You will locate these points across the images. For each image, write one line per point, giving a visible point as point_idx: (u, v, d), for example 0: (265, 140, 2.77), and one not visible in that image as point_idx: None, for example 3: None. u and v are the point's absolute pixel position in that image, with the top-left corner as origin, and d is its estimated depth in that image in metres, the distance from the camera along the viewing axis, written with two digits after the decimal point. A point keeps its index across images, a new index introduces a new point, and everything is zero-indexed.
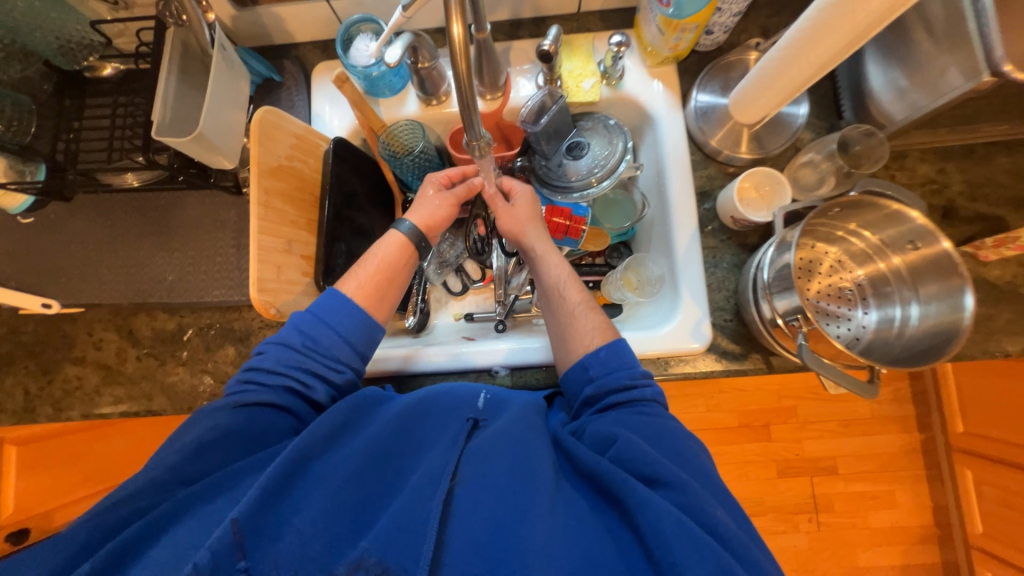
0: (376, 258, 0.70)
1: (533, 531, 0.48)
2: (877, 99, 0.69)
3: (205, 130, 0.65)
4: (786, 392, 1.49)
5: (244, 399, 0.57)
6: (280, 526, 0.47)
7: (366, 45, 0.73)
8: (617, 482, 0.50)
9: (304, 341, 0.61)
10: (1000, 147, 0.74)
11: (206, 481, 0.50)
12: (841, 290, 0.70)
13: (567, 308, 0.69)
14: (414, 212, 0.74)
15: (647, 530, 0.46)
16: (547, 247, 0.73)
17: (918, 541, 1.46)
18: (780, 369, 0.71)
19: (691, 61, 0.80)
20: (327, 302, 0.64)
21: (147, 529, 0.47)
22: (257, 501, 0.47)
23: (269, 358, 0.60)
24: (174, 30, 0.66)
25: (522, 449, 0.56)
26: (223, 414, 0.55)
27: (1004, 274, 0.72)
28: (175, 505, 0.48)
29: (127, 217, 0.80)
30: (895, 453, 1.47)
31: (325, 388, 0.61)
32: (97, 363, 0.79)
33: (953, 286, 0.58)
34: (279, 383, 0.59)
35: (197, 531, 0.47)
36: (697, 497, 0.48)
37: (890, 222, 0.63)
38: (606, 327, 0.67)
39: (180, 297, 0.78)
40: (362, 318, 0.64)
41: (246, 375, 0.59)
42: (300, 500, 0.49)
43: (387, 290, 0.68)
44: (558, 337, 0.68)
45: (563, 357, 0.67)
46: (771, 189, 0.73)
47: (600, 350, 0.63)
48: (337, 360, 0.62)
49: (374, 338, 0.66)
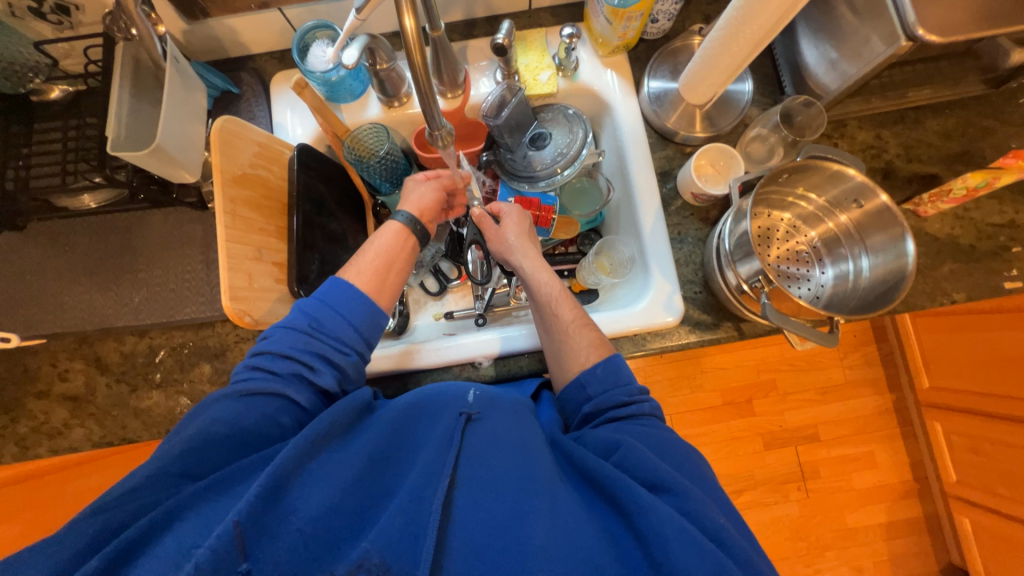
0: (373, 248, 0.71)
1: (534, 531, 0.48)
2: (812, 72, 0.74)
3: (163, 144, 0.64)
4: (764, 366, 1.55)
5: (252, 387, 0.57)
6: (279, 525, 0.46)
7: (322, 50, 0.74)
8: (620, 485, 0.51)
9: (309, 323, 0.62)
10: (928, 111, 0.80)
11: (218, 475, 0.50)
12: (799, 253, 0.74)
13: (561, 327, 0.69)
14: (407, 201, 0.76)
15: (648, 531, 0.47)
16: (535, 263, 0.73)
17: (900, 497, 1.52)
18: (751, 334, 0.75)
19: (640, 49, 0.84)
20: (331, 288, 0.65)
21: (155, 524, 0.46)
22: (256, 502, 0.46)
23: (275, 342, 0.60)
24: (124, 45, 0.65)
25: (523, 454, 0.56)
26: (231, 405, 0.55)
27: (943, 227, 0.78)
28: (181, 500, 0.47)
29: (86, 241, 0.78)
30: (871, 415, 1.54)
31: (331, 372, 0.61)
32: (63, 395, 0.76)
33: (895, 235, 0.63)
34: (286, 367, 0.59)
35: (200, 528, 0.46)
36: (698, 504, 0.49)
37: (834, 182, 0.67)
38: (600, 344, 0.67)
39: (149, 319, 0.76)
40: (365, 304, 0.65)
41: (253, 361, 0.60)
42: (297, 500, 0.48)
43: (386, 276, 0.69)
44: (553, 354, 0.69)
45: (559, 375, 0.69)
46: (725, 164, 0.77)
47: (596, 368, 0.64)
48: (343, 343, 0.62)
49: (378, 323, 0.66)
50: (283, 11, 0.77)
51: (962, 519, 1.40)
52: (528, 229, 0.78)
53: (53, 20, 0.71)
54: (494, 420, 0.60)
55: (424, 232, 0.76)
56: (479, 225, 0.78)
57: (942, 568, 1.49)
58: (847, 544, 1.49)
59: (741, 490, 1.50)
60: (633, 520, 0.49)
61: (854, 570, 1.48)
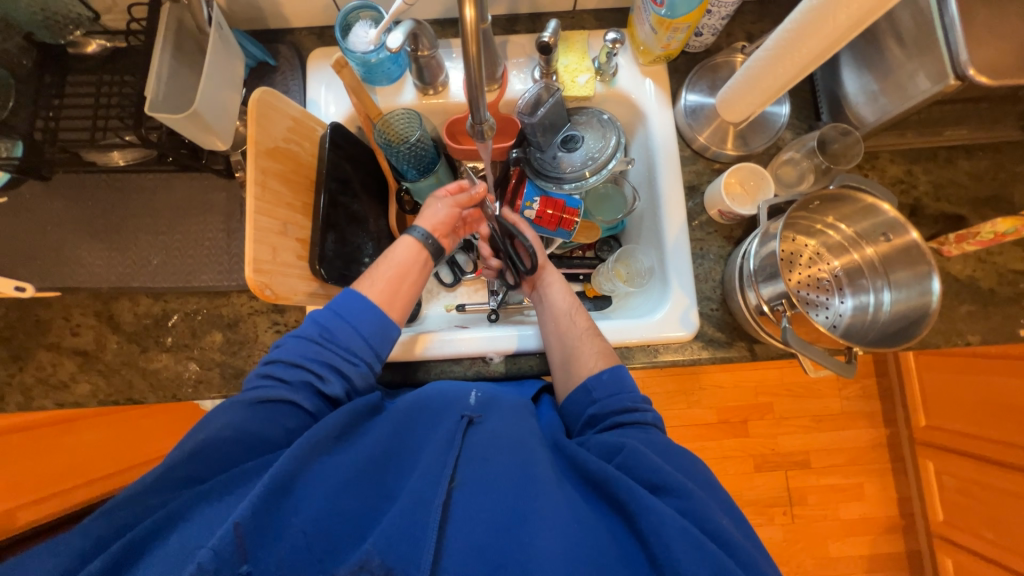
0: (389, 262, 0.71)
1: (535, 535, 0.49)
2: (851, 102, 0.73)
3: (201, 110, 0.64)
4: (763, 389, 1.55)
5: (258, 395, 0.57)
6: (282, 527, 0.47)
7: (365, 31, 0.73)
8: (622, 487, 0.51)
9: (320, 332, 0.62)
10: (961, 151, 0.80)
11: (218, 479, 0.51)
12: (820, 280, 0.74)
13: (574, 332, 0.70)
14: (422, 218, 0.77)
15: (650, 533, 0.48)
16: (554, 279, 0.77)
17: (885, 531, 1.52)
18: (763, 356, 0.75)
19: (680, 61, 0.84)
20: (344, 299, 0.65)
21: (157, 525, 0.47)
22: (260, 504, 0.46)
23: (287, 351, 0.60)
24: (169, 6, 0.64)
25: (522, 456, 0.56)
26: (239, 409, 0.55)
27: (965, 268, 0.77)
28: (184, 503, 0.48)
29: (109, 198, 0.78)
30: (864, 447, 1.54)
31: (340, 381, 0.61)
32: (73, 349, 0.76)
33: (921, 273, 0.63)
34: (297, 376, 0.59)
35: (202, 528, 0.47)
36: (702, 504, 0.50)
37: (865, 215, 0.67)
38: (607, 353, 0.68)
39: (165, 282, 0.76)
40: (378, 316, 0.65)
41: (265, 367, 0.60)
42: (301, 501, 0.49)
43: (399, 288, 0.70)
44: (561, 364, 0.69)
45: (564, 383, 0.68)
46: (755, 184, 0.77)
47: (602, 374, 0.64)
48: (352, 353, 0.62)
49: (388, 335, 0.66)
50: None
51: (943, 558, 1.41)
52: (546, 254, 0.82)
53: None
54: (495, 424, 0.60)
55: (439, 248, 0.76)
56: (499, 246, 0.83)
57: None
58: (826, 572, 1.50)
59: None
60: (635, 521, 0.50)
61: None
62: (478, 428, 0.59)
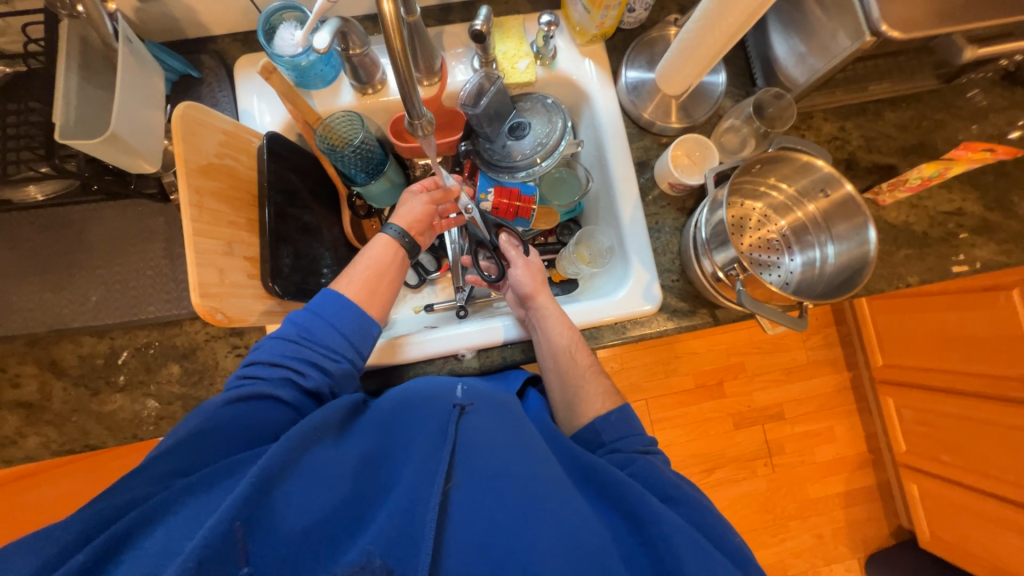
0: (365, 259, 0.70)
1: (537, 537, 0.49)
2: (782, 66, 0.76)
3: (118, 131, 0.59)
4: (734, 349, 1.61)
5: (240, 393, 0.55)
6: (275, 521, 0.46)
7: (291, 33, 0.70)
8: (632, 493, 0.53)
9: (298, 332, 0.60)
10: (887, 104, 0.85)
11: (202, 473, 0.48)
12: (769, 241, 0.77)
13: (577, 372, 0.69)
14: (397, 215, 0.75)
15: (659, 539, 0.50)
16: (556, 312, 0.72)
17: (857, 468, 1.62)
18: (725, 320, 0.77)
19: (618, 39, 0.84)
20: (322, 299, 0.63)
21: (139, 520, 0.44)
22: (250, 494, 0.44)
23: (265, 351, 0.59)
24: (68, 23, 0.59)
25: (521, 450, 0.55)
26: (221, 405, 0.53)
27: (900, 215, 0.82)
28: (169, 496, 0.46)
29: (31, 236, 0.72)
30: (831, 392, 1.64)
31: (322, 376, 0.59)
32: (15, 402, 0.71)
33: (858, 224, 0.66)
34: (276, 373, 0.57)
35: (189, 523, 0.44)
36: (700, 510, 0.55)
37: (804, 173, 0.70)
38: (612, 393, 0.69)
39: (108, 318, 0.71)
40: (356, 313, 0.63)
41: (245, 371, 0.58)
42: (293, 494, 0.48)
43: (378, 287, 0.68)
44: (565, 402, 0.69)
45: (568, 420, 0.68)
46: (700, 154, 0.79)
47: (611, 416, 0.65)
48: (333, 351, 0.61)
49: (369, 331, 0.64)
50: None
51: (909, 484, 1.52)
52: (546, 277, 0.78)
53: None
54: (489, 414, 0.59)
55: (413, 245, 0.75)
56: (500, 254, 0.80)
57: (893, 530, 1.60)
58: (809, 513, 1.58)
59: (713, 468, 1.56)
60: (644, 527, 0.51)
61: (815, 538, 1.57)
62: (470, 417, 0.58)
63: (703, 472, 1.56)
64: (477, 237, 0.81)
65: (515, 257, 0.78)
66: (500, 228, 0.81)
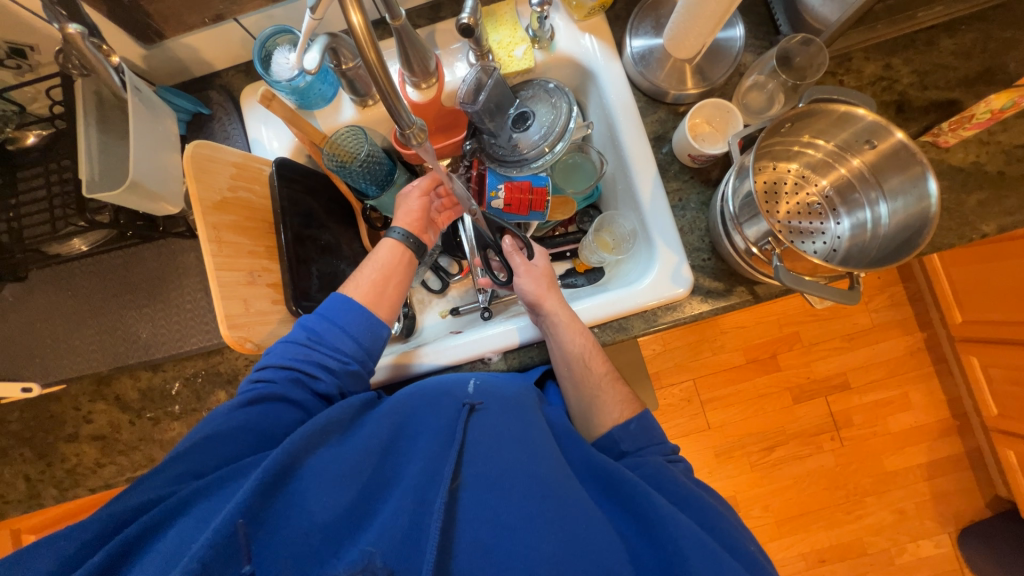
0: (372, 263, 0.72)
1: (540, 540, 0.51)
2: (809, 7, 0.68)
3: (138, 179, 0.63)
4: (787, 320, 1.51)
5: (252, 395, 0.59)
6: (280, 520, 0.49)
7: (285, 57, 0.71)
8: (643, 496, 0.54)
9: (308, 336, 0.63)
10: (942, 30, 0.73)
11: (214, 474, 0.52)
12: (810, 205, 0.70)
13: (594, 381, 0.69)
14: (398, 217, 0.76)
15: (668, 542, 0.51)
16: (570, 318, 0.70)
17: (940, 435, 1.47)
18: (767, 297, 0.71)
19: (619, 6, 0.79)
20: (331, 302, 0.66)
21: (156, 521, 0.48)
22: (255, 497, 0.47)
23: (276, 354, 0.62)
24: (82, 82, 0.63)
25: (532, 455, 0.58)
26: (232, 410, 0.57)
27: (968, 155, 0.72)
28: (183, 497, 0.50)
29: (85, 283, 0.77)
30: (903, 356, 1.49)
31: (331, 379, 0.63)
32: (91, 436, 0.78)
33: (916, 175, 0.59)
34: (286, 376, 0.61)
35: (198, 522, 0.49)
36: (714, 515, 0.56)
37: (844, 124, 0.62)
38: (630, 400, 0.69)
39: (157, 353, 0.76)
40: (364, 315, 0.66)
41: (257, 373, 0.62)
42: (298, 494, 0.51)
43: (384, 289, 0.71)
44: (581, 410, 0.70)
45: (585, 426, 0.69)
46: (722, 120, 0.73)
47: (630, 425, 0.65)
48: (342, 352, 0.64)
49: (378, 334, 0.68)
50: (238, 20, 0.74)
51: (1004, 450, 1.37)
52: (556, 282, 0.76)
53: (12, 65, 0.69)
54: (497, 412, 0.62)
55: (420, 245, 0.76)
56: (507, 259, 0.77)
57: (989, 501, 1.45)
58: (887, 488, 1.46)
59: (774, 446, 1.47)
60: (654, 529, 0.53)
61: (897, 513, 1.45)
62: (479, 415, 0.61)
63: (763, 450, 1.47)
64: (482, 238, 0.79)
65: (518, 263, 0.76)
66: (502, 232, 0.79)
